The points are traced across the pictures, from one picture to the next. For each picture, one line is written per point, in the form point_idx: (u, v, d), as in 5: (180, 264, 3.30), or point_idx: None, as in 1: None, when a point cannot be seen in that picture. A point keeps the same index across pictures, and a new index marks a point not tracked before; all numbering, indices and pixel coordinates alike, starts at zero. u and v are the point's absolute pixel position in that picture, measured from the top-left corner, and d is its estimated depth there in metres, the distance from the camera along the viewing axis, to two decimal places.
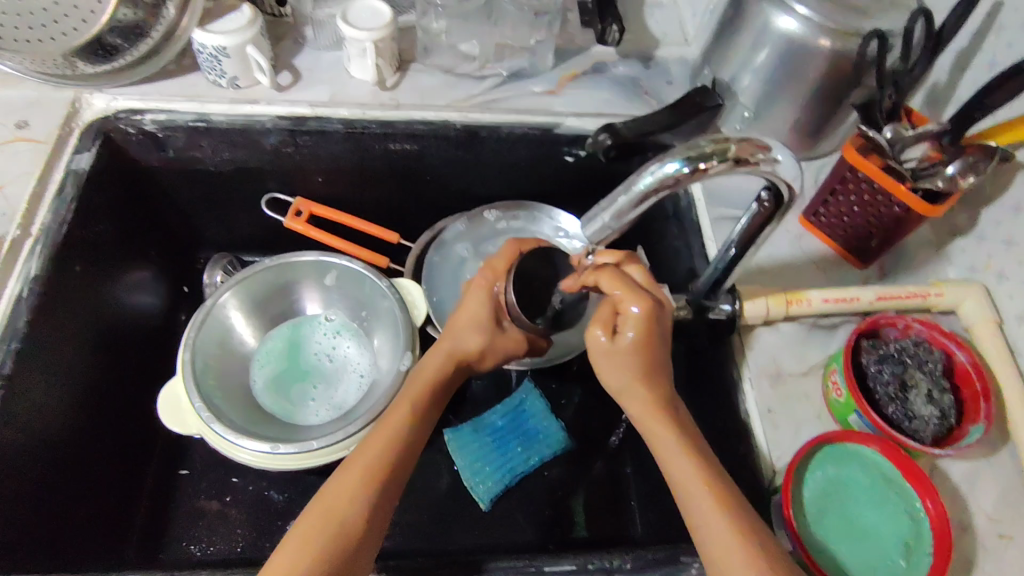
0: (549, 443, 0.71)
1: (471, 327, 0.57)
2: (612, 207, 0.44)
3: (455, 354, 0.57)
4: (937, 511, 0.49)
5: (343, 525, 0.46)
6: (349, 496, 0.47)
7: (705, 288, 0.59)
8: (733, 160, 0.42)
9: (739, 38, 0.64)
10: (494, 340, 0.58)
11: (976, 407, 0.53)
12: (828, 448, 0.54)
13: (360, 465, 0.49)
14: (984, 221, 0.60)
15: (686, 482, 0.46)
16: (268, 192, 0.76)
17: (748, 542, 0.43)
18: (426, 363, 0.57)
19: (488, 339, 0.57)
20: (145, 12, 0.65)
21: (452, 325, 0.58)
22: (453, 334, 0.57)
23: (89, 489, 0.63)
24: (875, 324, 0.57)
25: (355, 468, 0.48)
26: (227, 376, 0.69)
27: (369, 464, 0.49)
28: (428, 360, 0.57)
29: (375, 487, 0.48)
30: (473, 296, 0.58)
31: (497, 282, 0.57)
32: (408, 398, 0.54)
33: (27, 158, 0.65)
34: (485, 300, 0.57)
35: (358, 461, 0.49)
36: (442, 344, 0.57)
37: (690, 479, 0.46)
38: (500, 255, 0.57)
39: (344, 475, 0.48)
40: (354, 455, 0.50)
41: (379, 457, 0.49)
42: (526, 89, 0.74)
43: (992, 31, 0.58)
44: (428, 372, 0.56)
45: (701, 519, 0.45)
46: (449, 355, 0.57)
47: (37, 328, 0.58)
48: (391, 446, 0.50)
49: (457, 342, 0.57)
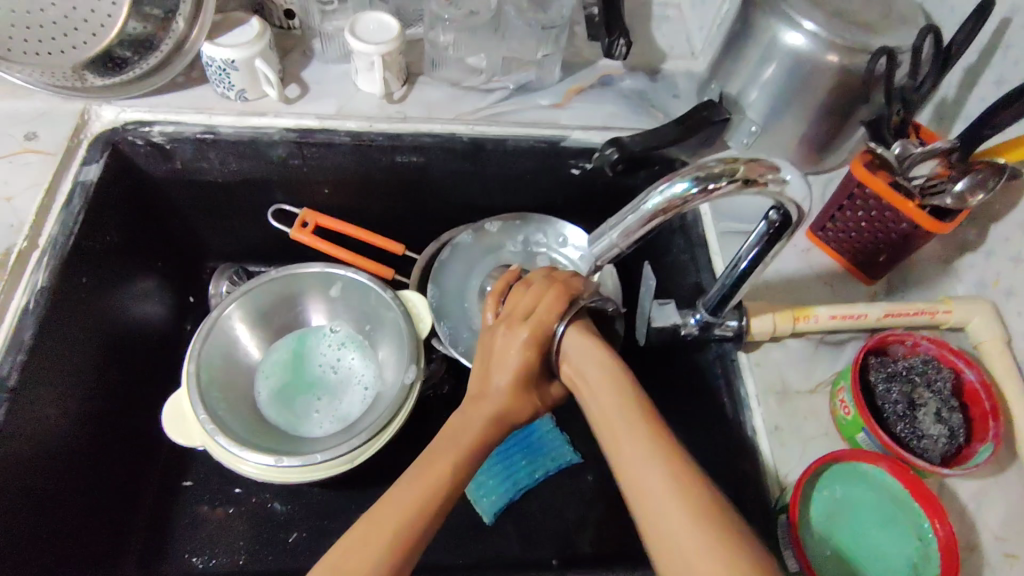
0: (557, 456, 0.73)
1: (518, 386, 0.48)
2: (621, 224, 0.45)
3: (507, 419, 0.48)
4: (946, 532, 0.48)
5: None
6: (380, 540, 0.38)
7: (711, 307, 0.58)
8: (742, 180, 0.42)
9: (747, 53, 0.64)
10: (543, 400, 0.51)
11: (985, 426, 0.52)
12: (836, 468, 0.53)
13: (398, 506, 0.40)
14: (993, 238, 0.59)
15: (653, 498, 0.37)
16: (275, 204, 0.76)
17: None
18: (464, 424, 0.47)
19: (539, 399, 0.50)
20: (154, 26, 0.65)
21: (498, 383, 0.48)
22: (502, 398, 0.48)
23: (93, 502, 0.63)
24: (883, 341, 0.57)
25: (391, 510, 0.40)
26: (232, 387, 0.69)
27: (408, 507, 0.40)
28: (465, 418, 0.47)
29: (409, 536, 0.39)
30: (521, 349, 0.48)
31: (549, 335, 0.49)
32: (455, 446, 0.45)
33: (35, 169, 0.65)
34: (532, 358, 0.48)
35: (395, 499, 0.40)
36: (487, 401, 0.48)
37: (643, 466, 0.39)
38: (548, 305, 0.49)
39: (378, 513, 0.40)
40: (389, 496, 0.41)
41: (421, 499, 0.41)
42: (533, 102, 0.74)
43: (1000, 47, 0.58)
44: (471, 428, 0.46)
45: (663, 519, 0.37)
46: (500, 421, 0.48)
47: (42, 340, 0.58)
48: (434, 493, 0.41)
49: (511, 408, 0.48)
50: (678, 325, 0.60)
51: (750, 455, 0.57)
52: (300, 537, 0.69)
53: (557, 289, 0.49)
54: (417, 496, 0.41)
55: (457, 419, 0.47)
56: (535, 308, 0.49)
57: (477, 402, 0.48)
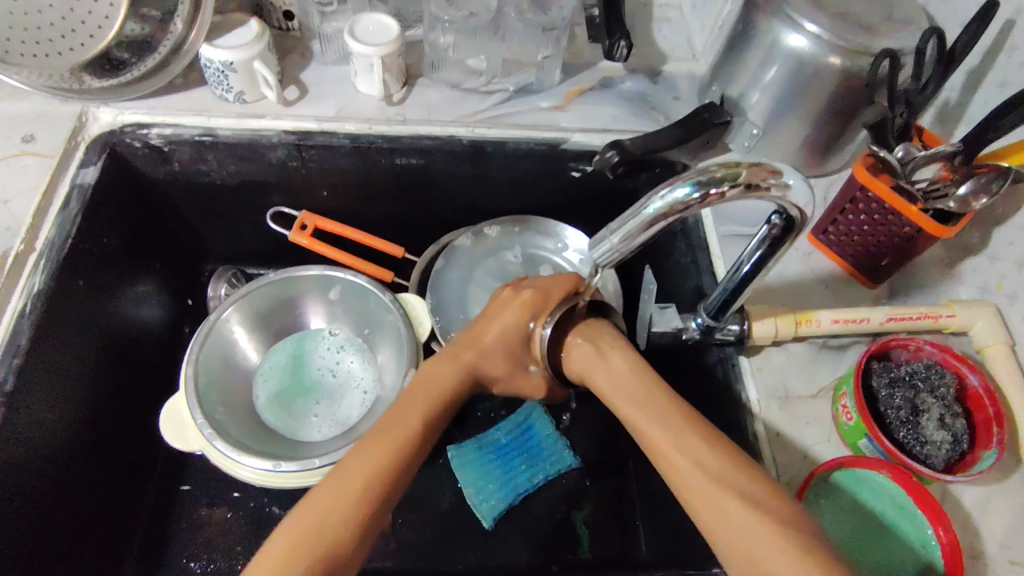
0: (554, 463, 0.71)
1: (500, 344, 0.51)
2: (622, 229, 0.44)
3: (476, 371, 0.51)
4: (949, 539, 0.48)
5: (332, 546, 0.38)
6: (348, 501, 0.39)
7: (712, 311, 0.57)
8: (744, 185, 0.42)
9: (748, 55, 0.64)
10: (516, 372, 0.52)
11: (989, 433, 0.52)
12: (839, 475, 0.52)
13: (354, 476, 0.40)
14: (997, 241, 0.58)
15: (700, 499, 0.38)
16: (274, 206, 0.75)
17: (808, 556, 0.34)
18: (439, 368, 0.49)
19: (513, 366, 0.52)
20: (153, 27, 0.65)
21: (483, 336, 0.51)
22: (478, 349, 0.51)
23: (91, 506, 0.63)
24: (886, 346, 0.56)
25: (343, 479, 0.40)
26: (230, 391, 0.69)
27: (363, 475, 0.40)
28: (441, 364, 0.50)
29: (367, 502, 0.40)
30: (514, 314, 0.50)
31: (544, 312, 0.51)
32: (417, 406, 0.46)
33: (33, 172, 0.64)
34: (521, 324, 0.50)
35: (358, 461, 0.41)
36: (469, 350, 0.51)
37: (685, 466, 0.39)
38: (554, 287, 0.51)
39: (341, 476, 0.40)
40: (341, 466, 0.41)
41: (372, 468, 0.41)
42: (533, 104, 0.74)
43: (1004, 49, 0.57)
44: (440, 384, 0.48)
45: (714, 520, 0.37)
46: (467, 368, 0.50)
47: (39, 344, 0.57)
48: (386, 463, 0.41)
49: (482, 359, 0.51)
50: (679, 330, 0.60)
51: (751, 461, 0.56)
52: None
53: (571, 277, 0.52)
54: (375, 462, 0.41)
55: (431, 364, 0.50)
56: (544, 284, 0.52)
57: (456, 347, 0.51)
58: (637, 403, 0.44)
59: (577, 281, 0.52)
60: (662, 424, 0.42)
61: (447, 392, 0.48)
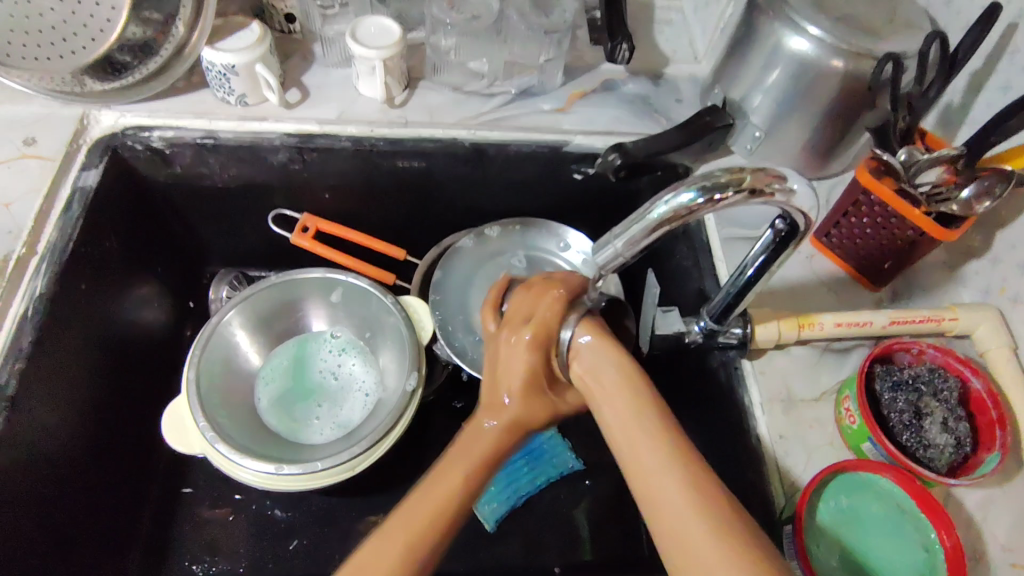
0: (557, 463, 0.72)
1: (527, 392, 0.47)
2: (626, 234, 0.44)
3: (522, 426, 0.47)
4: (953, 543, 0.48)
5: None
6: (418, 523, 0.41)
7: (715, 315, 0.57)
8: (749, 190, 0.42)
9: (751, 59, 0.64)
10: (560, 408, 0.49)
11: (991, 436, 0.52)
12: (842, 477, 0.52)
13: (398, 536, 0.40)
14: (999, 245, 0.58)
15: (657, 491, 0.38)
16: (275, 209, 0.75)
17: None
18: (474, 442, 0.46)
19: (552, 401, 0.48)
20: (155, 31, 0.65)
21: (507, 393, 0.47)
22: (511, 408, 0.47)
23: (93, 509, 0.63)
24: (889, 349, 0.56)
25: (388, 542, 0.40)
26: (232, 394, 0.69)
27: (407, 537, 0.40)
28: (478, 433, 0.46)
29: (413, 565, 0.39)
30: (523, 356, 0.47)
31: (553, 339, 0.47)
32: (461, 465, 0.44)
33: (34, 175, 0.64)
34: (539, 365, 0.47)
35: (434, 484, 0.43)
36: (498, 415, 0.47)
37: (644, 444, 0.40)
38: (546, 308, 0.47)
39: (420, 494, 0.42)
40: (387, 526, 0.41)
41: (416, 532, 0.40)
42: (534, 107, 0.74)
43: (1007, 52, 0.57)
44: (479, 442, 0.46)
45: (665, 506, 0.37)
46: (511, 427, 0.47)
47: (41, 348, 0.57)
48: (430, 529, 0.41)
49: (522, 414, 0.47)
50: (682, 333, 0.60)
51: (754, 464, 0.56)
52: (301, 545, 0.69)
53: (554, 290, 0.47)
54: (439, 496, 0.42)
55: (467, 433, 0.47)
56: (533, 311, 0.47)
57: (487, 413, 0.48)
58: (638, 420, 0.42)
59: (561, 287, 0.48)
60: (650, 450, 0.40)
61: (492, 451, 0.46)
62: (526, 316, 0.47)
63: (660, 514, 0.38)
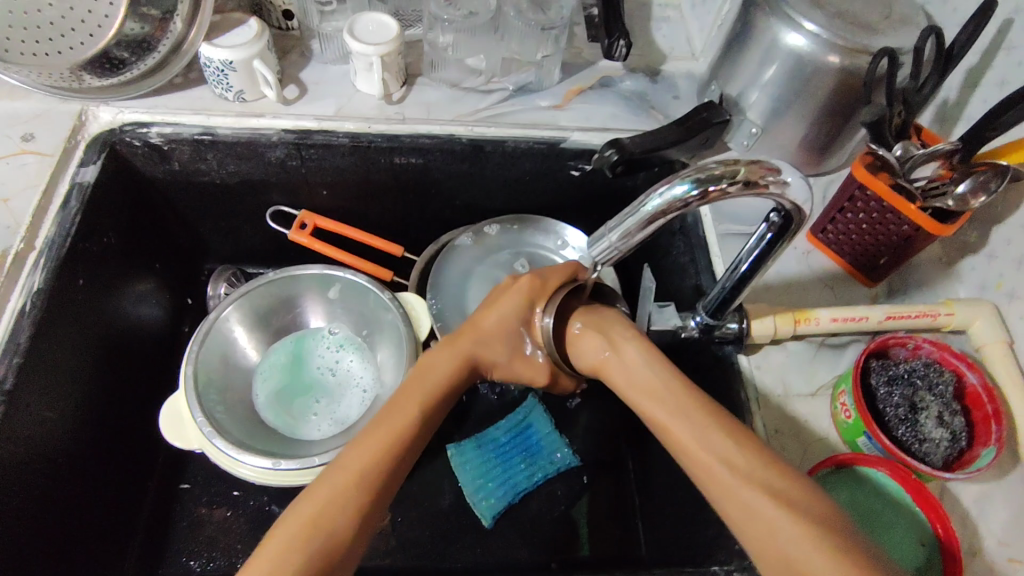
0: (554, 460, 0.72)
1: (499, 331, 0.51)
2: (620, 226, 0.44)
3: (476, 359, 0.51)
4: (948, 534, 0.48)
5: (334, 536, 0.38)
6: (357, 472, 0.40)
7: (711, 309, 0.58)
8: (743, 182, 0.42)
9: (748, 55, 0.64)
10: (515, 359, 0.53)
11: (986, 430, 0.52)
12: (835, 473, 0.53)
13: (350, 467, 0.40)
14: (995, 240, 0.58)
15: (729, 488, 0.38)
16: (273, 205, 0.75)
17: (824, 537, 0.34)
18: (436, 362, 0.49)
19: (513, 355, 0.52)
20: (152, 26, 0.65)
21: (479, 324, 0.51)
22: (477, 337, 0.51)
23: (91, 503, 0.63)
24: (885, 344, 0.56)
25: (338, 475, 0.40)
26: (230, 390, 0.69)
27: (359, 465, 0.41)
28: (443, 354, 0.50)
29: (366, 490, 0.40)
30: (513, 300, 0.51)
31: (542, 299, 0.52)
32: (415, 391, 0.46)
33: (32, 170, 0.65)
34: (517, 314, 0.52)
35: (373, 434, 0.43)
36: (461, 341, 0.51)
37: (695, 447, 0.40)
38: (553, 274, 0.53)
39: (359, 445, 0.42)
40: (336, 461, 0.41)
41: (371, 460, 0.41)
42: (532, 103, 0.74)
43: (1003, 48, 0.57)
44: (436, 371, 0.48)
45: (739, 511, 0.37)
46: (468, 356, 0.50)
47: (39, 343, 0.57)
48: (383, 456, 0.42)
49: (482, 346, 0.51)
50: (678, 327, 0.61)
51: None
52: None
53: (570, 265, 0.53)
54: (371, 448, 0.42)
55: (431, 355, 0.50)
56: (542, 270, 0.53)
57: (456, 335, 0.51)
58: (670, 397, 0.44)
59: (577, 268, 0.54)
60: (683, 419, 0.42)
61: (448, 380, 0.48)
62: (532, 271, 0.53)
63: (710, 474, 0.39)
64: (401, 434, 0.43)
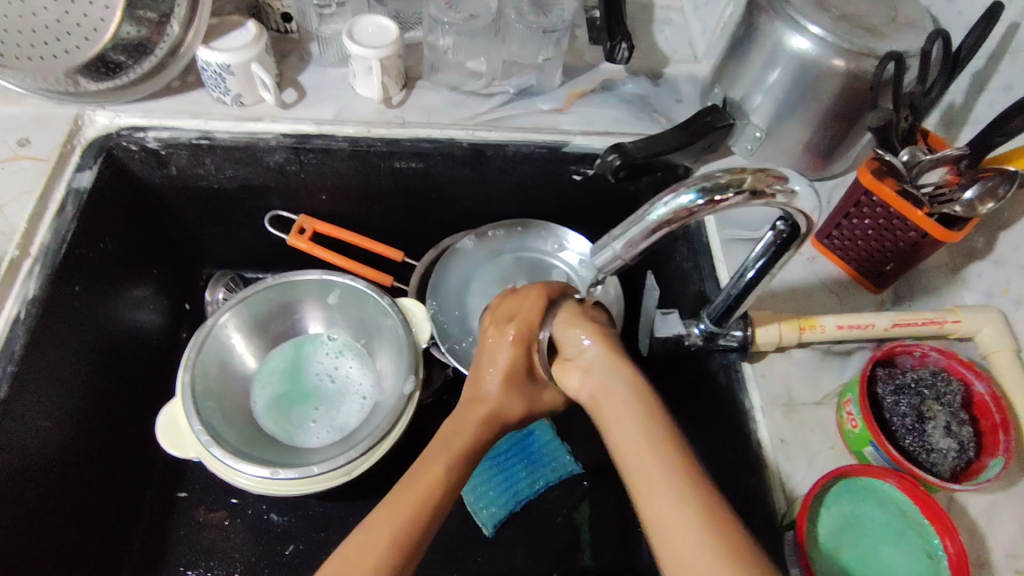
0: (557, 467, 0.71)
1: (507, 383, 0.49)
2: (624, 235, 0.43)
3: (500, 418, 0.49)
4: (957, 549, 0.47)
5: None
6: (387, 536, 0.40)
7: (716, 317, 0.57)
8: (749, 191, 0.41)
9: (751, 58, 0.63)
10: (539, 402, 0.51)
11: (995, 440, 0.51)
12: (843, 483, 0.52)
13: (379, 533, 0.40)
14: (1002, 247, 0.57)
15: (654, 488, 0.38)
16: (271, 210, 0.74)
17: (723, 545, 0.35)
18: (456, 428, 0.47)
19: (533, 399, 0.50)
20: (149, 30, 0.64)
21: (487, 385, 0.49)
22: (493, 392, 0.49)
23: (87, 513, 0.62)
24: (891, 352, 0.55)
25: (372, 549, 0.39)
26: (228, 398, 0.68)
27: (389, 531, 0.40)
28: (461, 415, 0.48)
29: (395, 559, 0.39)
30: (509, 351, 0.50)
31: (533, 335, 0.50)
32: (439, 457, 0.44)
33: (27, 176, 0.64)
34: (522, 359, 0.50)
35: (408, 489, 0.42)
36: (481, 403, 0.49)
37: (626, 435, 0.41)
38: (531, 308, 0.50)
39: (393, 504, 0.41)
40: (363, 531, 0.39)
41: (398, 538, 0.39)
42: (533, 107, 0.73)
43: (1009, 52, 0.57)
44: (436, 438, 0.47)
45: (659, 503, 0.38)
46: (489, 419, 0.48)
47: (33, 350, 0.57)
48: (416, 515, 0.41)
49: (498, 405, 0.49)
50: (682, 335, 0.59)
51: (755, 470, 0.56)
52: (297, 550, 0.68)
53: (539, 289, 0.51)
54: (403, 515, 0.41)
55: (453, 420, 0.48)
56: (517, 311, 0.51)
57: (467, 403, 0.49)
58: (613, 390, 0.44)
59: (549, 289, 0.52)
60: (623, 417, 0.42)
61: (470, 440, 0.47)
62: (508, 312, 0.51)
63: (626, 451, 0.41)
64: (426, 498, 0.41)
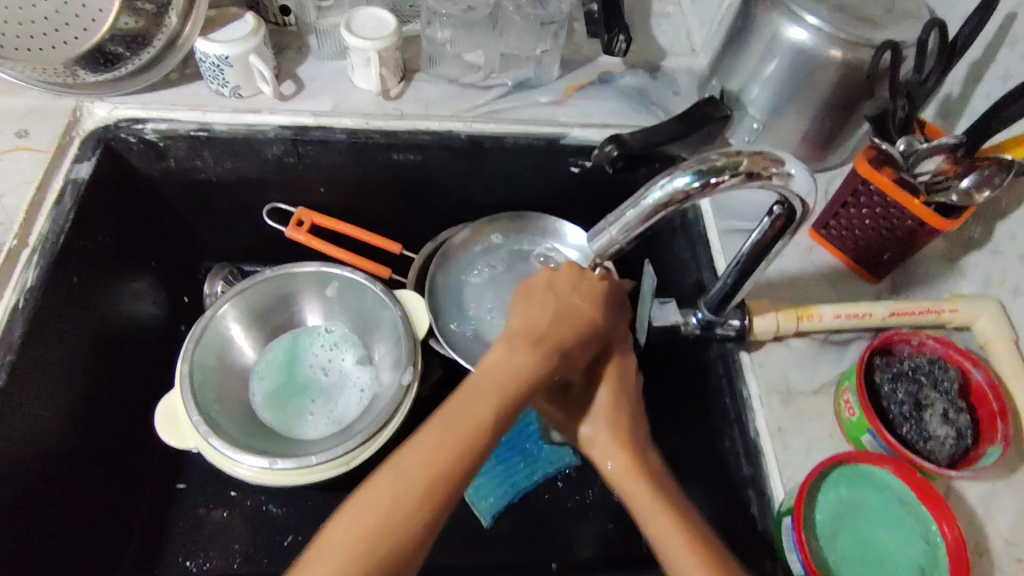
0: (555, 459, 0.70)
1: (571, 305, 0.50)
2: (621, 220, 0.44)
3: (555, 349, 0.48)
4: (954, 534, 0.47)
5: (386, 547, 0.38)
6: (416, 485, 0.40)
7: (713, 306, 0.57)
8: (745, 173, 0.41)
9: (749, 49, 0.63)
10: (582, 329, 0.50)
11: (993, 428, 0.51)
12: (840, 469, 0.52)
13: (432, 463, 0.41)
14: (1000, 235, 0.57)
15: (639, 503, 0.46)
16: (270, 203, 0.75)
17: (699, 552, 0.42)
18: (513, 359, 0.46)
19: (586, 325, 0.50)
20: (148, 21, 0.64)
21: (548, 316, 0.49)
22: (564, 333, 0.48)
23: (84, 504, 0.62)
24: (889, 340, 0.56)
25: (407, 489, 0.40)
26: (226, 390, 0.68)
27: (444, 460, 0.41)
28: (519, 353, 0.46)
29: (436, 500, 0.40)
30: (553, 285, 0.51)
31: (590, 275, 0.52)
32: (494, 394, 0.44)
33: (26, 168, 0.64)
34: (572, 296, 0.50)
35: (452, 422, 0.42)
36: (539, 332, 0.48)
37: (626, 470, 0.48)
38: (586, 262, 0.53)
39: (439, 434, 0.42)
40: (401, 467, 0.40)
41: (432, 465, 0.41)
42: (531, 99, 0.73)
43: (1005, 42, 0.57)
44: (476, 416, 0.43)
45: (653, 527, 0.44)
46: (549, 346, 0.47)
47: (33, 339, 0.57)
48: (461, 455, 0.41)
49: (554, 332, 0.48)
50: (679, 324, 0.59)
51: (753, 458, 0.56)
52: (297, 540, 0.68)
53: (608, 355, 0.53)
54: (450, 450, 0.41)
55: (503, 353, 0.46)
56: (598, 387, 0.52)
57: (531, 327, 0.48)
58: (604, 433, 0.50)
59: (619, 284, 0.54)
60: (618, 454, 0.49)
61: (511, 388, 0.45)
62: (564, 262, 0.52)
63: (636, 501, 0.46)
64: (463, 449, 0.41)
